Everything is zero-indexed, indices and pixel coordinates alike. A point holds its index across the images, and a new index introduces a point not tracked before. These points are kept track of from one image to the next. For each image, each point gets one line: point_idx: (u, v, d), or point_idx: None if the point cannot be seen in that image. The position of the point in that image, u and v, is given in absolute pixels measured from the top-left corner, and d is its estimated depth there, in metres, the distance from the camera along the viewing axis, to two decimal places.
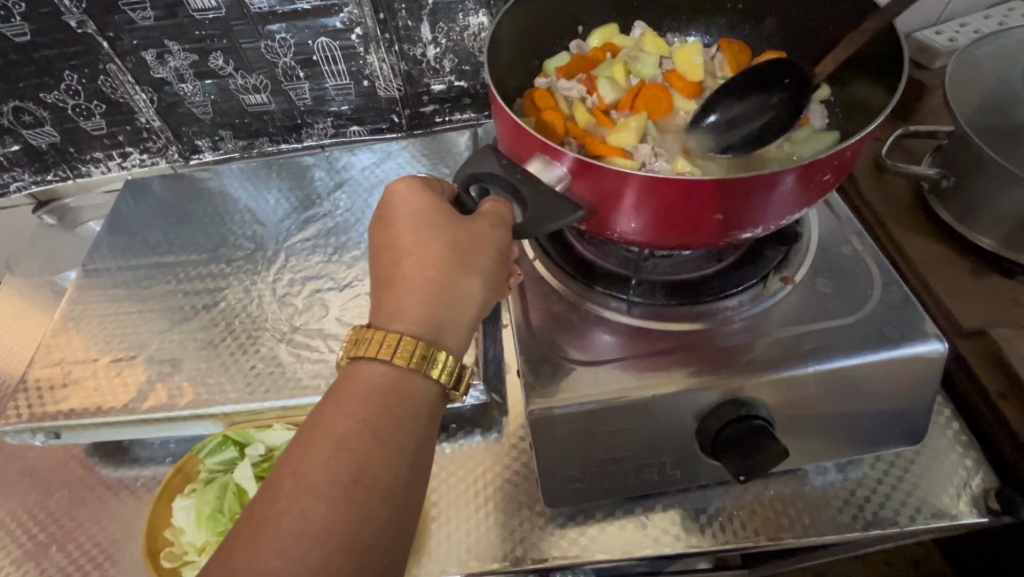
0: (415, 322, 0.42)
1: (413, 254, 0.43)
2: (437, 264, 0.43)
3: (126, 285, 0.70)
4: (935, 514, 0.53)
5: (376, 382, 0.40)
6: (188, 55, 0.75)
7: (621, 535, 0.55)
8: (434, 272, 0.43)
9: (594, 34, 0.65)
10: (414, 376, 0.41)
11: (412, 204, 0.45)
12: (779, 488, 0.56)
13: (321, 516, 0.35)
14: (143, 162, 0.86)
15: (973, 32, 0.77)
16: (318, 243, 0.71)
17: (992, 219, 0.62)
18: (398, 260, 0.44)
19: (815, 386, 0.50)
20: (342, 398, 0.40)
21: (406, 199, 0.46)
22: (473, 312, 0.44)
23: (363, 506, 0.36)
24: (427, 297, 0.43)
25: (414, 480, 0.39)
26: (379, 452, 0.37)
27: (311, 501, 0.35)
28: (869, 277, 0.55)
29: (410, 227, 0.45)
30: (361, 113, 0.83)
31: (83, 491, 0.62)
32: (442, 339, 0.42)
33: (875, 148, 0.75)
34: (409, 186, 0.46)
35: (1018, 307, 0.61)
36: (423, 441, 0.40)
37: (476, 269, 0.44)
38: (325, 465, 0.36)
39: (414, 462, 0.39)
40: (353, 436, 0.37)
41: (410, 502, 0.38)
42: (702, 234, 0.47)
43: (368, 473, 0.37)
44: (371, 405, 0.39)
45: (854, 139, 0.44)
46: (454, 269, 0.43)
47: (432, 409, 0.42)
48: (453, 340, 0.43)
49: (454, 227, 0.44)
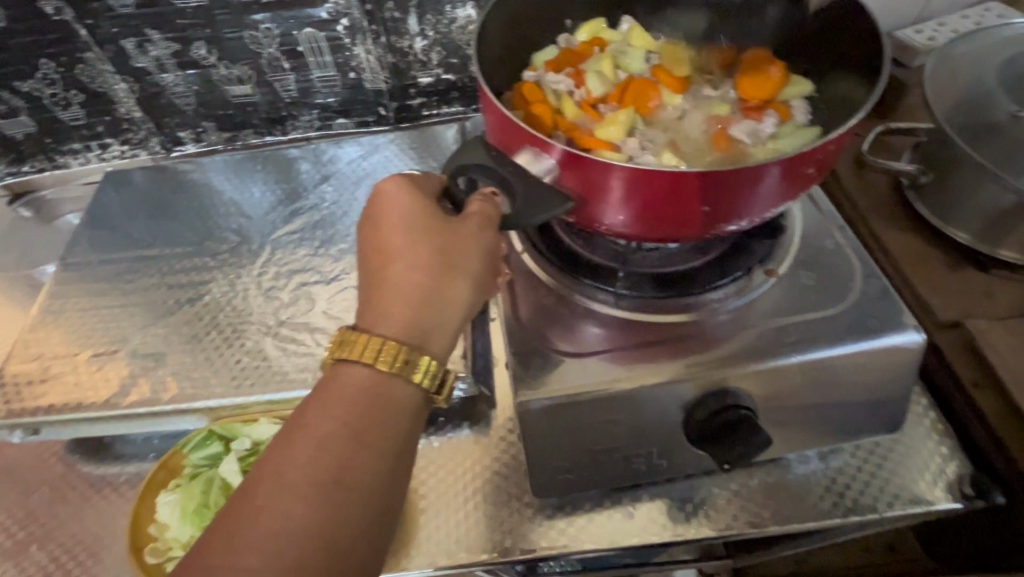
0: (402, 325, 0.41)
1: (400, 256, 0.43)
2: (424, 266, 0.43)
3: (107, 279, 0.69)
4: (912, 500, 0.55)
5: (360, 383, 0.40)
6: (170, 44, 0.73)
7: (609, 524, 0.56)
8: (422, 273, 0.42)
9: (582, 29, 0.66)
10: (397, 379, 0.40)
11: (402, 205, 0.45)
12: (763, 477, 0.57)
13: (299, 516, 0.34)
14: (124, 153, 0.84)
15: (950, 31, 0.79)
16: (304, 236, 0.71)
17: (968, 213, 0.64)
18: (386, 261, 0.43)
19: (799, 376, 0.51)
20: (325, 398, 0.39)
21: (396, 200, 0.45)
22: (459, 315, 0.44)
23: (342, 507, 0.36)
24: (414, 300, 0.42)
25: (395, 483, 0.38)
26: (359, 455, 0.37)
27: (289, 501, 0.35)
28: (850, 269, 0.56)
29: (399, 228, 0.44)
30: (348, 106, 0.82)
31: (63, 489, 0.61)
32: (427, 343, 0.42)
33: (857, 144, 0.76)
34: (399, 186, 0.46)
35: (992, 299, 0.62)
36: (405, 444, 0.39)
37: (462, 272, 0.43)
38: (305, 466, 0.36)
39: (395, 465, 0.38)
40: (335, 436, 0.37)
41: (391, 503, 0.38)
42: (689, 227, 0.47)
43: (348, 475, 0.36)
44: (353, 407, 0.39)
45: (836, 133, 0.45)
46: (443, 272, 0.43)
47: (416, 413, 0.41)
48: (440, 345, 0.43)
49: (444, 231, 0.44)
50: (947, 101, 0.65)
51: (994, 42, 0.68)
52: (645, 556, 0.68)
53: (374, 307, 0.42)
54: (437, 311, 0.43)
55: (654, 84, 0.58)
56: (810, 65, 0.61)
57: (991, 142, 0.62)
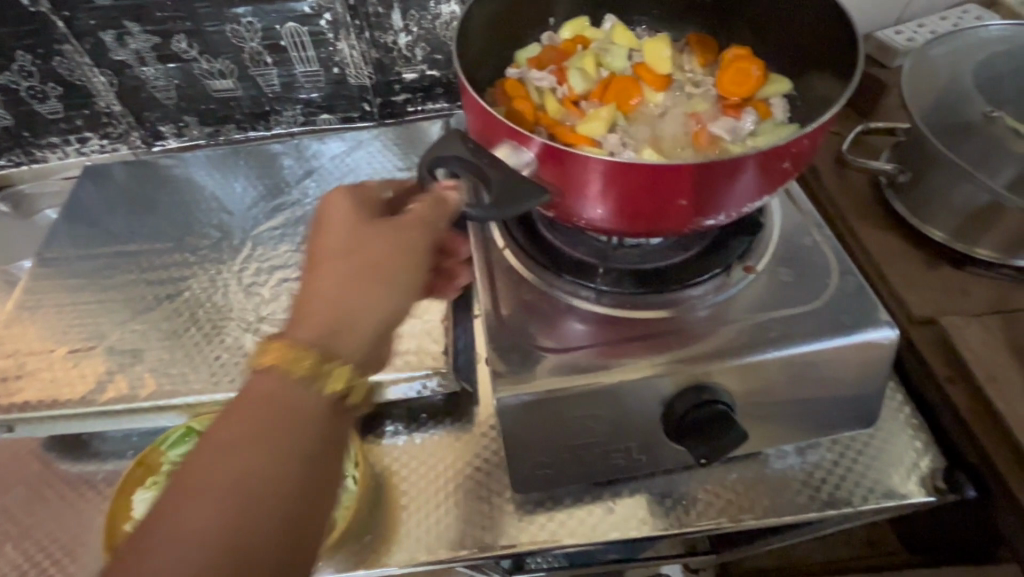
0: (315, 329, 0.39)
1: (323, 261, 0.42)
2: (344, 269, 0.41)
3: (85, 274, 0.68)
4: (887, 493, 0.55)
5: (268, 390, 0.38)
6: (150, 37, 0.73)
7: (589, 519, 0.56)
8: (343, 277, 0.41)
9: (566, 26, 0.66)
10: (307, 385, 0.38)
11: (334, 214, 0.45)
12: (741, 472, 0.58)
13: (198, 532, 0.32)
14: (103, 147, 0.83)
15: (930, 32, 0.80)
16: (286, 231, 0.70)
17: (944, 212, 0.65)
18: (310, 265, 0.42)
19: (775, 371, 0.51)
20: (235, 407, 0.37)
21: (332, 210, 0.45)
22: (380, 318, 0.41)
23: (248, 519, 0.33)
24: (332, 306, 0.40)
25: (309, 491, 0.36)
26: (266, 463, 0.35)
27: (189, 516, 0.33)
28: (827, 266, 0.57)
29: (327, 236, 0.44)
30: (331, 102, 0.82)
31: (39, 488, 0.60)
32: (342, 347, 0.39)
33: (837, 143, 0.77)
34: (334, 196, 0.46)
35: (967, 297, 0.63)
36: (319, 451, 0.37)
37: (383, 276, 0.42)
38: (207, 478, 0.34)
39: (307, 473, 0.36)
40: (239, 446, 0.35)
41: (302, 515, 0.36)
42: (667, 221, 0.48)
43: (254, 485, 0.34)
44: (262, 414, 0.37)
45: (810, 128, 0.45)
46: (362, 275, 0.41)
47: (331, 420, 0.39)
48: (353, 349, 0.40)
49: (370, 236, 0.43)
50: (923, 102, 0.66)
51: (969, 44, 0.69)
52: (629, 552, 0.68)
53: (295, 312, 0.41)
54: (352, 317, 0.41)
55: (635, 82, 0.58)
56: (790, 64, 0.61)
57: (966, 142, 0.63)
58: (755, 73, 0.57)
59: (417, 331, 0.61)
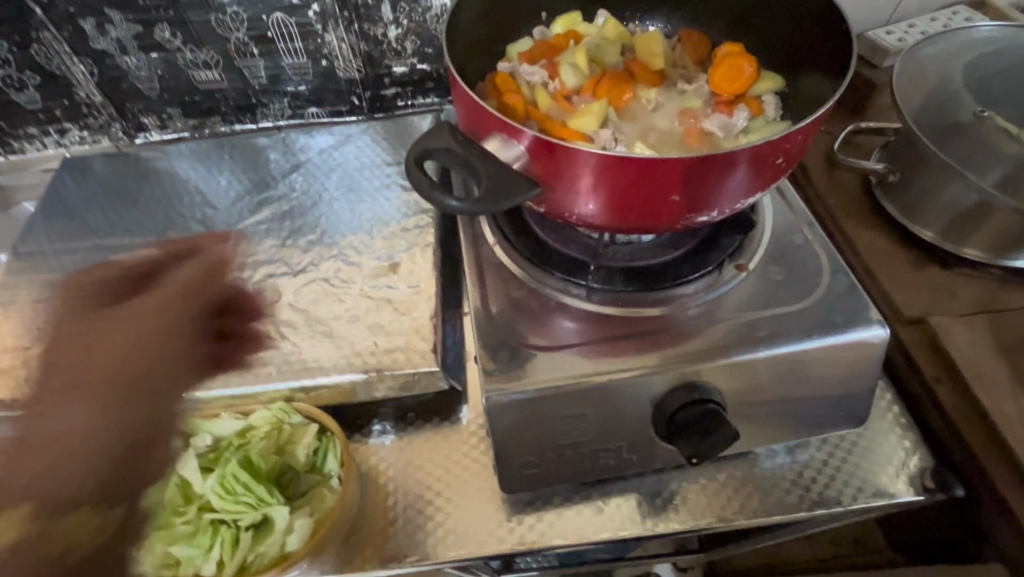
0: (36, 478, 0.39)
1: (44, 397, 0.42)
2: (36, 407, 0.41)
3: (62, 269, 0.66)
4: (876, 493, 0.55)
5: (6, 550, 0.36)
6: (131, 26, 0.71)
7: (578, 519, 0.56)
8: (63, 392, 0.42)
9: (557, 21, 0.65)
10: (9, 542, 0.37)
11: (55, 335, 0.46)
12: (731, 471, 0.58)
13: None
14: (83, 139, 0.81)
15: (920, 33, 0.80)
16: (271, 226, 0.69)
17: (932, 212, 0.65)
18: (34, 397, 0.42)
19: (766, 371, 0.51)
20: None
21: (56, 329, 0.48)
22: (79, 454, 0.40)
23: None
24: (48, 455, 0.39)
25: None
26: None
27: None
28: (818, 265, 0.57)
29: (48, 352, 0.45)
30: (319, 95, 0.80)
31: None
32: (58, 503, 0.38)
33: (828, 142, 0.77)
34: (65, 316, 0.49)
35: (955, 296, 0.63)
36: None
37: (80, 404, 0.42)
38: None
39: None
40: None
41: None
42: (658, 217, 0.47)
43: None
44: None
45: (803, 124, 0.45)
46: (56, 403, 0.41)
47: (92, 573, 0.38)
48: (70, 495, 0.39)
49: (82, 342, 0.45)
50: (914, 101, 0.66)
51: (960, 44, 0.69)
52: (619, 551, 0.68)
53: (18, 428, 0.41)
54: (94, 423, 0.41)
55: (626, 80, 0.58)
56: (782, 61, 0.61)
57: (956, 142, 0.63)
58: (748, 70, 0.56)
59: (405, 328, 0.60)
